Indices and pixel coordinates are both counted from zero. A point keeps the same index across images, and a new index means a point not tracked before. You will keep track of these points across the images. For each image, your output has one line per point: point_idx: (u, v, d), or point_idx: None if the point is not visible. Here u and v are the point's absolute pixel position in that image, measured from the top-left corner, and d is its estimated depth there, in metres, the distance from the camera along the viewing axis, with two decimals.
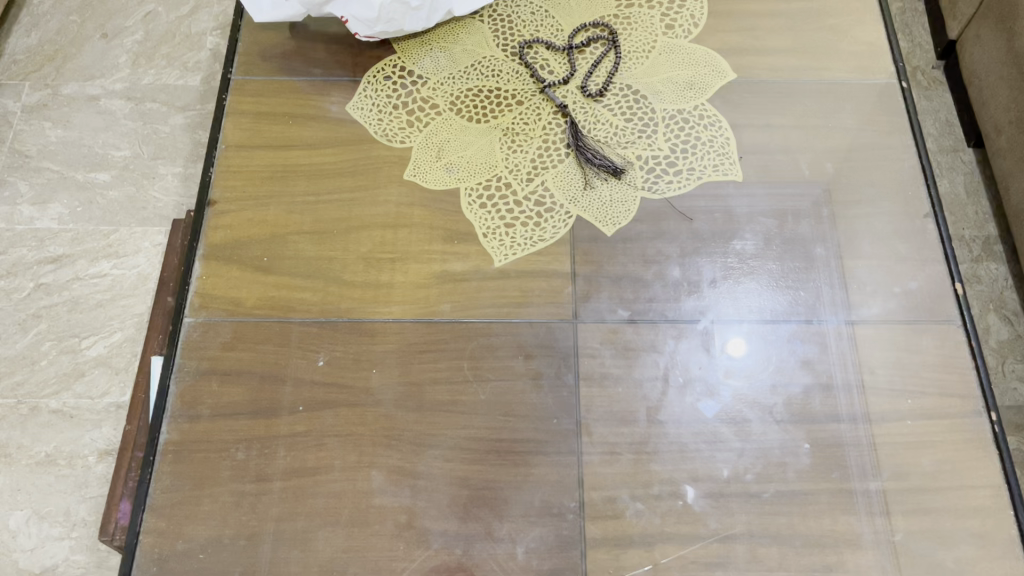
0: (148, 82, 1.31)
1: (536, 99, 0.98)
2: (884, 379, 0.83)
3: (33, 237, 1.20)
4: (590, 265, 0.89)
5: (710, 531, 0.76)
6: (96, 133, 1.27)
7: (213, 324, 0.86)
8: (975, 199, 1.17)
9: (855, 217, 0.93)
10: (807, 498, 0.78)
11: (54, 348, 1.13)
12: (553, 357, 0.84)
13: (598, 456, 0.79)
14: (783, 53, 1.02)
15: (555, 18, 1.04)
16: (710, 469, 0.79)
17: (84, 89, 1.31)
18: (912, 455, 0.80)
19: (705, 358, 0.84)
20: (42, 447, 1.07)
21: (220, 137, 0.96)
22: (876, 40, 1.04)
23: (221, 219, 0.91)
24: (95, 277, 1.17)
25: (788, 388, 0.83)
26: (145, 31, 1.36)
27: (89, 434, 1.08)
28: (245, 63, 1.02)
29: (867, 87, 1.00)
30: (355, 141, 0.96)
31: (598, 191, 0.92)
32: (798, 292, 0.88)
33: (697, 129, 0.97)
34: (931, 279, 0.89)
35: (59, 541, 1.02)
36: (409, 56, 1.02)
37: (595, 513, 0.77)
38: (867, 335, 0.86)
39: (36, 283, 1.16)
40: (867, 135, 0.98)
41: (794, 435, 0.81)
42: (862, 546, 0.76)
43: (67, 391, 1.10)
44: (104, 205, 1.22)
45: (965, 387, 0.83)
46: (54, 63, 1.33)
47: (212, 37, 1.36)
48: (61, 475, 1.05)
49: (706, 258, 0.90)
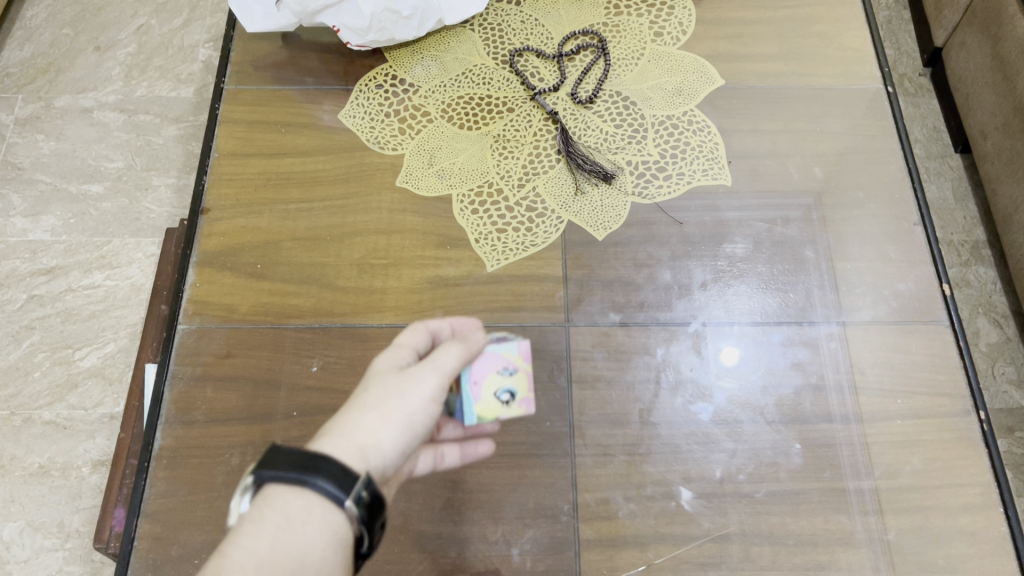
0: (141, 93, 1.32)
1: (526, 106, 0.99)
2: (874, 379, 0.84)
3: (26, 249, 1.20)
4: (581, 269, 0.89)
5: (703, 531, 0.77)
6: (89, 145, 1.27)
7: (208, 331, 0.86)
8: (963, 204, 1.19)
9: (843, 220, 0.94)
10: (799, 497, 0.78)
11: (47, 359, 1.12)
12: (546, 360, 0.84)
13: (592, 458, 0.80)
14: (770, 59, 1.04)
15: (545, 27, 1.05)
16: (703, 470, 0.79)
17: (78, 101, 1.31)
18: (902, 454, 0.81)
19: (697, 359, 0.85)
20: (36, 457, 1.06)
21: (213, 145, 0.97)
22: (862, 46, 1.05)
23: (214, 226, 0.92)
24: (89, 288, 1.17)
25: (779, 389, 0.84)
26: (138, 44, 1.37)
27: (83, 444, 1.07)
28: (238, 72, 1.03)
29: (853, 92, 1.02)
30: (348, 148, 0.96)
31: (589, 196, 0.93)
32: (788, 293, 0.89)
33: (687, 135, 0.98)
34: (919, 281, 0.90)
35: (53, 552, 1.01)
36: (401, 65, 1.03)
37: (588, 514, 0.77)
38: (857, 335, 0.87)
39: (30, 294, 1.16)
40: (855, 139, 0.99)
41: (786, 435, 0.81)
42: (854, 545, 0.77)
43: (61, 402, 1.10)
44: (98, 216, 1.22)
45: (954, 387, 0.84)
46: (48, 75, 1.34)
47: (205, 49, 1.37)
48: (55, 485, 1.05)
49: (697, 261, 0.91)
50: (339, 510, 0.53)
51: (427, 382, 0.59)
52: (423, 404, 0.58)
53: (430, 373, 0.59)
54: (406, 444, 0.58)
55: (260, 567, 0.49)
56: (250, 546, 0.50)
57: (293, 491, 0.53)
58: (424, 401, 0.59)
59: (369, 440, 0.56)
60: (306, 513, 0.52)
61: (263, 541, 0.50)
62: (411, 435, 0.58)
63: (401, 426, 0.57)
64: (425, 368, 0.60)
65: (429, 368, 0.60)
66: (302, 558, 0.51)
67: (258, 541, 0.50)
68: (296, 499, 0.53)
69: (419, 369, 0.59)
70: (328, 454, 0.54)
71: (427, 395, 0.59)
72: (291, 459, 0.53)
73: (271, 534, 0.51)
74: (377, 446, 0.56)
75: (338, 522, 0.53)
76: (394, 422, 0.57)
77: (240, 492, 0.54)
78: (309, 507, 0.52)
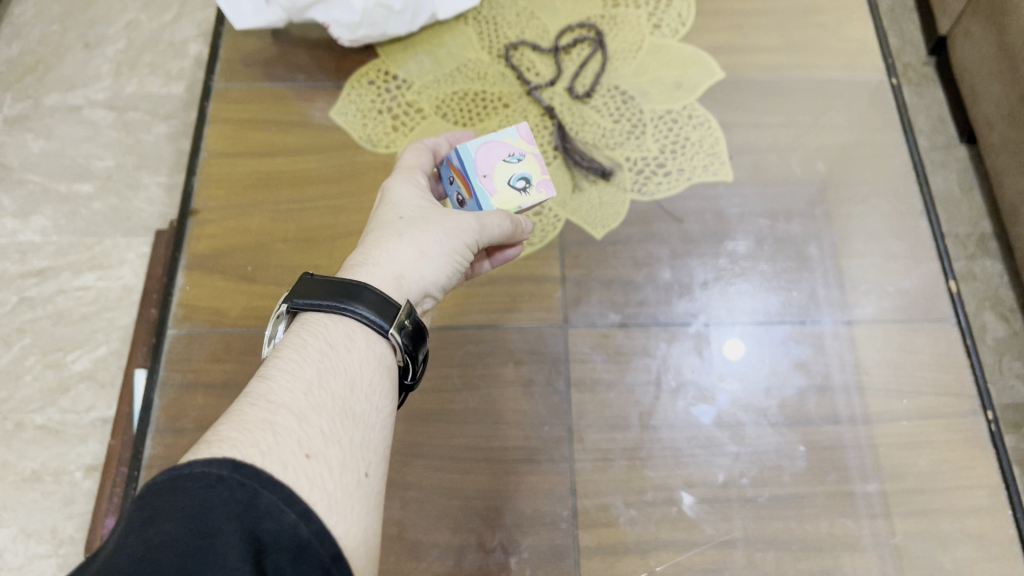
0: (133, 90, 1.16)
1: (522, 101, 0.97)
2: (880, 379, 0.83)
3: (16, 251, 1.04)
4: (579, 269, 0.88)
5: (706, 537, 0.75)
6: (78, 143, 1.11)
7: (197, 336, 0.84)
8: (970, 196, 1.03)
9: (848, 216, 0.92)
10: (803, 501, 0.77)
11: (38, 363, 0.97)
12: (544, 363, 0.83)
13: (592, 463, 0.78)
14: (772, 51, 1.02)
15: (541, 20, 1.03)
16: (705, 474, 0.78)
17: (67, 99, 1.15)
18: (907, 455, 0.79)
19: (698, 361, 0.83)
20: (27, 463, 0.92)
21: (202, 145, 0.95)
22: (866, 37, 1.03)
23: (203, 228, 0.90)
24: (80, 291, 1.02)
25: (783, 390, 0.82)
26: (127, 40, 1.20)
27: (76, 449, 0.93)
28: (227, 69, 1.00)
29: (856, 84, 1.00)
30: (339, 147, 0.94)
31: (587, 194, 0.92)
32: (791, 292, 0.87)
33: (687, 130, 0.96)
34: (925, 278, 0.89)
35: (46, 559, 0.87)
36: (394, 60, 1.00)
37: (589, 521, 0.76)
38: (863, 334, 0.85)
39: (20, 296, 1.01)
40: (857, 133, 0.97)
41: (790, 437, 0.80)
42: (860, 549, 0.75)
43: (52, 407, 0.95)
44: (88, 217, 1.07)
45: (960, 386, 0.82)
46: (36, 73, 1.17)
47: (198, 44, 1.20)
48: (47, 491, 0.90)
49: (698, 259, 0.89)
50: (383, 338, 0.55)
51: (465, 225, 0.64)
52: (460, 245, 0.63)
53: (473, 221, 0.64)
54: (441, 275, 0.63)
55: (310, 394, 0.50)
56: (295, 371, 0.51)
57: (333, 319, 0.54)
58: (459, 242, 0.63)
59: (409, 270, 0.59)
60: (348, 341, 0.54)
61: (309, 366, 0.51)
62: (446, 267, 0.63)
63: (439, 262, 0.62)
64: (468, 219, 0.64)
65: (471, 217, 0.64)
66: (350, 383, 0.52)
67: (304, 368, 0.51)
68: (337, 325, 0.54)
69: (462, 214, 0.64)
70: (365, 283, 0.56)
71: (463, 236, 0.64)
72: (324, 284, 0.55)
73: (315, 360, 0.52)
74: (414, 275, 0.60)
75: (382, 350, 0.55)
76: (430, 255, 0.62)
77: (276, 320, 0.56)
78: (350, 333, 0.54)
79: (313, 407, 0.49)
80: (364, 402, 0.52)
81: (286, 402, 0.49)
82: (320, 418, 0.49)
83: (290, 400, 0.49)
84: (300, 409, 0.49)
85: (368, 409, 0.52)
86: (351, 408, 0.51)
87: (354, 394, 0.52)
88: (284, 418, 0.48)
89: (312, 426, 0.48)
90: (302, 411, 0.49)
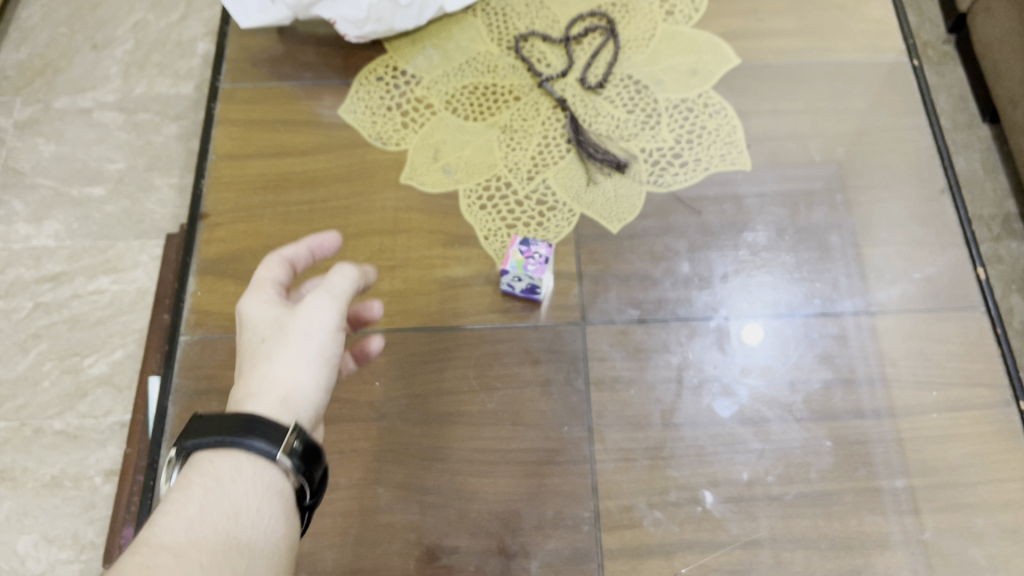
0: (141, 91, 1.12)
1: (533, 94, 0.95)
2: (906, 370, 0.80)
3: (30, 256, 1.02)
4: (597, 265, 0.86)
5: (732, 537, 0.74)
6: (89, 146, 1.08)
7: (211, 342, 0.83)
8: (993, 175, 0.98)
9: (870, 203, 0.89)
10: (831, 498, 0.75)
11: (55, 368, 0.96)
12: (562, 362, 0.81)
13: (613, 463, 0.76)
14: (790, 36, 0.99)
15: (551, 10, 1.00)
16: (728, 473, 0.76)
17: (77, 101, 1.11)
18: (938, 448, 0.77)
19: (719, 356, 0.81)
20: (47, 469, 0.91)
21: (210, 146, 0.93)
22: (885, 17, 0.99)
23: (214, 232, 0.89)
24: (95, 294, 1.00)
25: (807, 384, 0.80)
26: (135, 40, 1.16)
27: (94, 454, 0.91)
28: (234, 70, 0.99)
29: (876, 66, 0.97)
30: (347, 146, 0.93)
31: (602, 187, 0.90)
32: (814, 282, 0.85)
33: (702, 118, 0.94)
34: (952, 264, 0.86)
35: (68, 565, 0.86)
36: (402, 56, 0.99)
37: (611, 523, 0.74)
38: (888, 325, 0.83)
39: (35, 302, 0.99)
40: (878, 117, 0.94)
41: (815, 433, 0.77)
42: (891, 547, 0.73)
43: (70, 412, 0.94)
44: (101, 219, 1.04)
45: (991, 375, 0.79)
46: (45, 77, 1.13)
47: (205, 43, 1.16)
48: (68, 497, 0.89)
49: (717, 251, 0.87)
50: (273, 465, 0.52)
51: (320, 314, 0.59)
52: (327, 333, 0.59)
53: (322, 301, 0.59)
54: (328, 378, 0.59)
55: (191, 529, 0.47)
56: (178, 509, 0.48)
57: (217, 453, 0.52)
58: (329, 334, 0.59)
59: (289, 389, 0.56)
60: (234, 471, 0.51)
61: (193, 504, 0.49)
62: (327, 370, 0.59)
63: (315, 364, 0.58)
64: (323, 299, 0.59)
65: (322, 295, 0.59)
66: (235, 512, 0.49)
67: (187, 506, 0.49)
68: (223, 460, 0.51)
69: (310, 301, 0.59)
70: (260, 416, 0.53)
71: (326, 324, 0.59)
72: (217, 422, 0.52)
73: (199, 496, 0.49)
74: (297, 391, 0.56)
75: (271, 476, 0.52)
76: (302, 365, 0.57)
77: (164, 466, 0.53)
78: (236, 465, 0.51)
79: (194, 543, 0.47)
80: (251, 528, 0.50)
81: (163, 544, 0.46)
82: (200, 553, 0.46)
83: (169, 540, 0.46)
84: (179, 546, 0.46)
85: (257, 537, 0.50)
86: (236, 538, 0.49)
87: (240, 522, 0.49)
88: (161, 561, 0.44)
89: (190, 564, 0.45)
90: (181, 549, 0.46)
